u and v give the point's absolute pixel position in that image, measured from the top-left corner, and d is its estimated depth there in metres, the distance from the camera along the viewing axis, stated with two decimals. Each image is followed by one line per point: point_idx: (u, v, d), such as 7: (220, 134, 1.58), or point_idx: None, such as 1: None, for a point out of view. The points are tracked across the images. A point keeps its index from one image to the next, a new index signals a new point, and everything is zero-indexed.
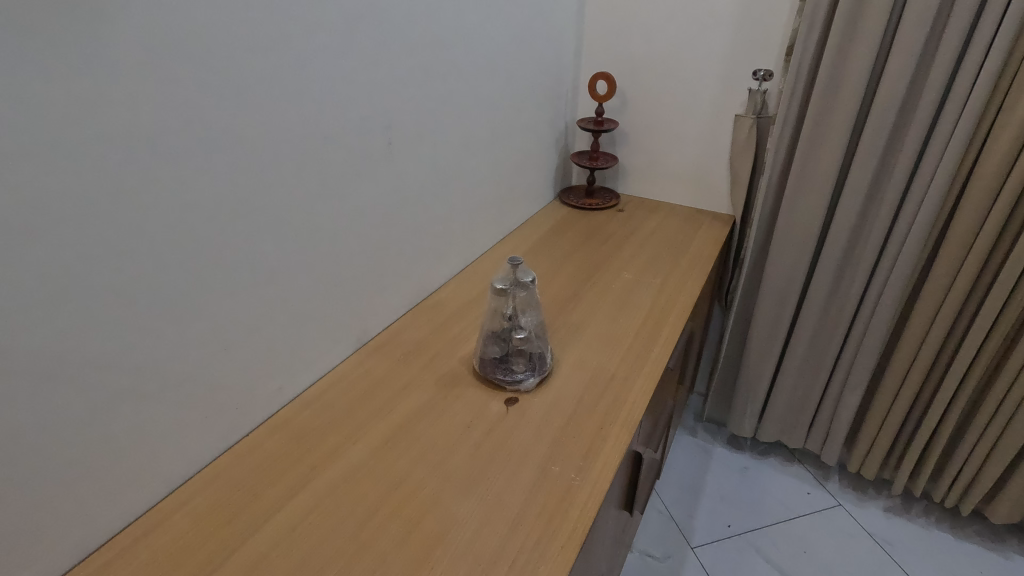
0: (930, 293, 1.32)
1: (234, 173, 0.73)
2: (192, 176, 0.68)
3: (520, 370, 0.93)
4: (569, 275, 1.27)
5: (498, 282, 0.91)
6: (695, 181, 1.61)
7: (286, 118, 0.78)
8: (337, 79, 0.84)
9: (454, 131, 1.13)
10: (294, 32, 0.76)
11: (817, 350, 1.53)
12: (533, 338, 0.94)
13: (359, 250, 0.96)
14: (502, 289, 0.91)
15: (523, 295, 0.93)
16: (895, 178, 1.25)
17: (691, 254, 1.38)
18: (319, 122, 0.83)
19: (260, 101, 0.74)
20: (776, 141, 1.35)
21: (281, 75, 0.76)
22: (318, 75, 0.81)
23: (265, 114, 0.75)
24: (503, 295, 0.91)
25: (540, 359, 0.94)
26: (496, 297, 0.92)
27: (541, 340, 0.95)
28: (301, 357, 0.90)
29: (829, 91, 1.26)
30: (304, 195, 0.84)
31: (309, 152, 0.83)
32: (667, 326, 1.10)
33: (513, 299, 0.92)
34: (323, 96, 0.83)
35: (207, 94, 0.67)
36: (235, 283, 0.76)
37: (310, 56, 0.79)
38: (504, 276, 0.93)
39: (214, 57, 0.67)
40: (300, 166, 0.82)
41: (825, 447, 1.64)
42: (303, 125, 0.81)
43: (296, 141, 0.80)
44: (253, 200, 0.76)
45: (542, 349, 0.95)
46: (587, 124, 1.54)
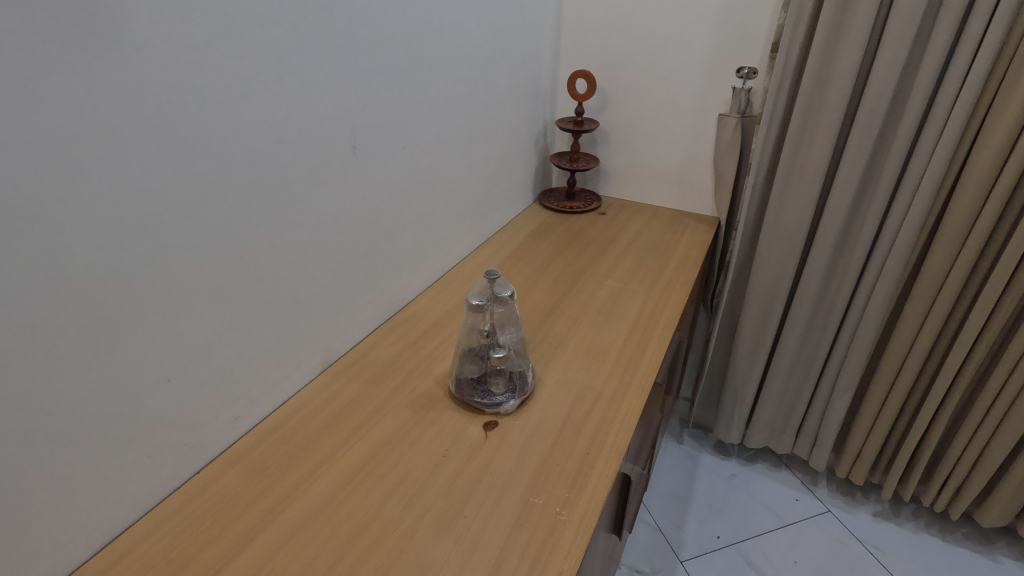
0: (920, 295, 1.29)
1: (176, 183, 0.65)
2: (124, 187, 0.60)
3: (499, 392, 0.86)
4: (550, 283, 1.21)
5: (474, 297, 0.84)
6: (678, 182, 1.56)
7: (237, 123, 0.70)
8: (292, 76, 0.76)
9: (425, 132, 1.06)
10: (243, 27, 0.68)
11: (805, 356, 1.49)
12: (512, 356, 0.87)
13: (322, 264, 0.89)
14: (479, 305, 0.83)
15: (501, 311, 0.85)
16: (884, 178, 1.22)
17: (677, 259, 1.33)
18: (275, 124, 0.76)
19: (208, 105, 0.66)
20: (762, 140, 1.31)
21: (231, 72, 0.68)
22: (273, 76, 0.74)
23: (213, 119, 0.67)
24: (479, 311, 0.84)
25: (521, 379, 0.88)
26: (472, 314, 0.85)
27: (521, 357, 0.88)
28: (259, 381, 0.83)
29: (816, 88, 1.21)
30: (260, 207, 0.76)
31: (263, 157, 0.75)
32: (654, 337, 1.05)
33: (490, 316, 0.85)
34: (279, 95, 0.75)
35: (145, 100, 0.60)
36: (182, 305, 0.69)
37: (261, 53, 0.71)
38: (480, 290, 0.85)
39: (152, 59, 0.59)
40: (252, 173, 0.74)
41: (813, 452, 1.61)
42: (257, 129, 0.73)
43: (247, 144, 0.72)
44: (198, 214, 0.68)
45: (524, 368, 0.88)
46: (567, 125, 1.49)
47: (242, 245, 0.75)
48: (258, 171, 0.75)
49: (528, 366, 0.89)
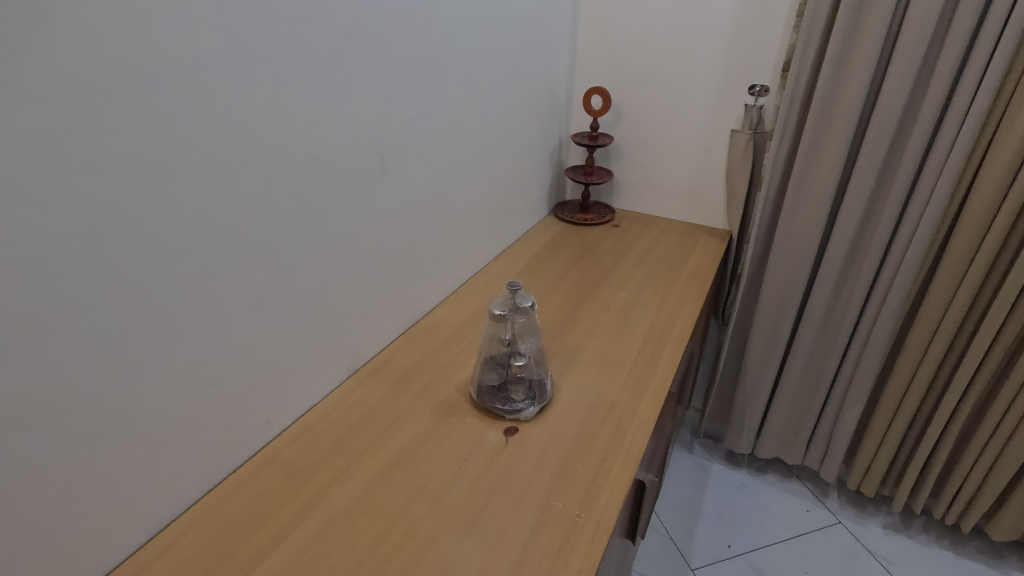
0: (930, 307, 1.31)
1: (219, 199, 0.69)
2: (175, 204, 0.64)
3: (519, 399, 0.89)
4: (565, 294, 1.25)
5: (496, 307, 0.88)
6: (691, 196, 1.59)
7: (275, 141, 0.75)
8: (326, 98, 0.81)
9: (447, 147, 1.10)
10: (283, 52, 0.73)
11: (815, 368, 1.51)
12: (532, 365, 0.90)
13: (350, 274, 0.93)
14: (501, 315, 0.87)
15: (522, 321, 0.89)
16: (893, 195, 1.24)
17: (688, 271, 1.36)
18: (310, 142, 0.80)
19: (249, 125, 0.71)
20: (773, 155, 1.34)
21: (269, 94, 0.73)
22: (308, 97, 0.78)
23: (255, 139, 0.72)
24: (501, 321, 0.87)
25: (540, 387, 0.91)
26: (494, 323, 0.88)
27: (540, 366, 0.91)
28: (289, 385, 0.87)
29: (826, 105, 1.25)
30: (294, 220, 0.80)
31: (298, 172, 0.79)
32: (667, 348, 1.08)
33: (512, 325, 0.89)
34: (313, 114, 0.79)
35: (197, 121, 0.65)
36: (223, 312, 0.73)
37: (298, 77, 0.76)
38: (501, 301, 0.89)
39: (206, 83, 0.64)
40: (286, 187, 0.78)
41: (823, 463, 1.62)
42: (292, 146, 0.78)
43: (283, 160, 0.77)
44: (240, 228, 0.73)
45: (542, 376, 0.91)
46: (582, 139, 1.53)
47: (276, 255, 0.79)
48: (292, 185, 0.79)
49: (546, 374, 0.92)
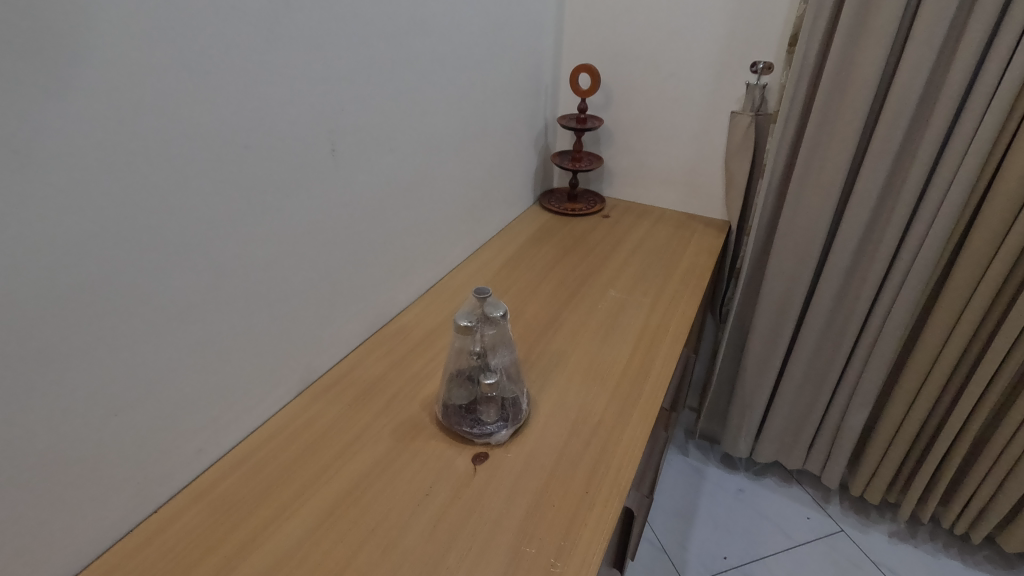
0: (946, 306, 1.20)
1: (122, 197, 0.57)
2: (61, 203, 0.52)
3: (489, 420, 0.78)
4: (548, 293, 1.13)
5: (462, 318, 0.75)
6: (687, 184, 1.47)
7: (197, 126, 0.62)
8: (259, 73, 0.68)
9: (414, 130, 0.98)
10: (202, 16, 0.60)
11: (818, 369, 1.41)
12: (504, 382, 0.79)
13: (299, 278, 0.81)
14: (468, 327, 0.75)
15: (492, 333, 0.76)
16: (910, 184, 1.13)
17: (685, 267, 1.25)
18: (241, 126, 0.68)
19: (160, 106, 0.58)
20: (777, 140, 1.22)
21: (185, 68, 0.60)
22: (238, 72, 0.65)
23: (169, 123, 0.59)
24: (467, 333, 0.75)
25: (514, 406, 0.80)
26: (460, 336, 0.75)
27: (514, 383, 0.80)
28: (225, 407, 0.75)
29: (837, 84, 1.13)
30: (224, 218, 0.68)
31: (229, 163, 0.67)
32: (660, 355, 0.97)
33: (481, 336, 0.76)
34: (241, 93, 0.67)
35: (84, 101, 0.52)
36: (136, 330, 0.62)
37: (223, 47, 0.63)
38: (468, 310, 0.76)
39: (92, 52, 0.52)
40: (211, 179, 0.66)
41: (825, 468, 1.53)
42: (219, 133, 0.65)
43: (208, 148, 0.64)
44: (153, 230, 0.61)
45: (517, 394, 0.80)
46: (569, 122, 1.40)
47: (203, 260, 0.67)
48: (221, 178, 0.67)
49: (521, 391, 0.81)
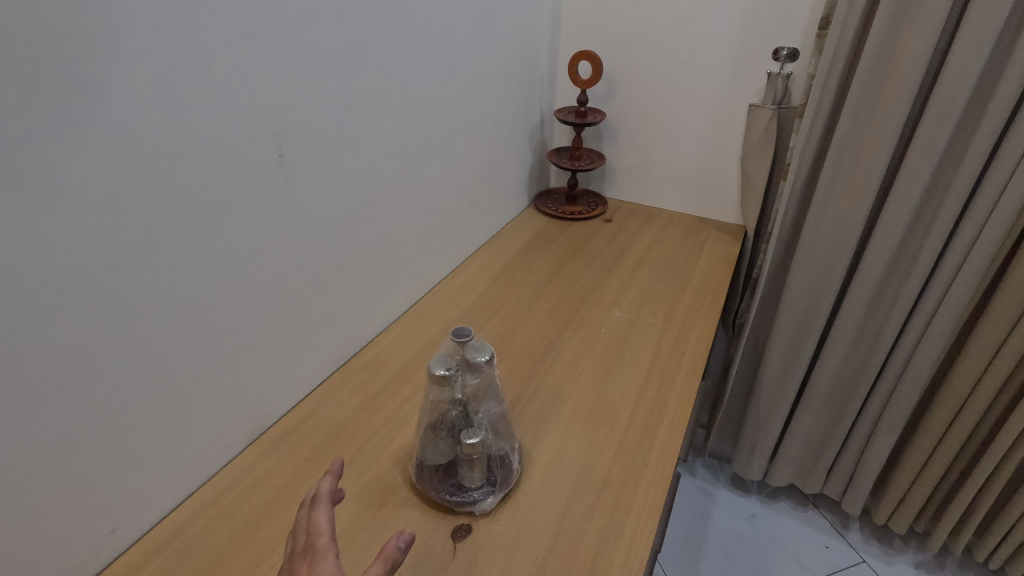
0: (992, 324, 1.07)
1: None
2: None
3: (472, 485, 0.65)
4: (545, 313, 1.00)
5: (438, 365, 0.63)
6: (698, 185, 1.33)
7: (87, 130, 0.48)
8: (182, 64, 0.54)
9: (387, 129, 0.83)
10: None
11: (842, 390, 1.28)
12: (491, 439, 0.66)
13: (245, 312, 0.67)
14: (445, 376, 0.62)
15: (476, 381, 0.64)
16: (957, 187, 0.99)
17: (697, 281, 1.11)
18: (158, 134, 0.53)
19: (29, 106, 0.44)
20: (804, 136, 1.08)
21: (65, 56, 0.45)
22: (147, 59, 0.51)
23: (43, 128, 0.45)
24: (444, 384, 0.62)
25: (502, 466, 0.67)
26: (437, 388, 0.63)
27: (502, 439, 0.67)
28: (149, 474, 0.62)
29: (876, 73, 0.98)
30: (136, 248, 0.54)
31: (143, 177, 0.53)
32: (675, 392, 0.83)
33: (463, 386, 0.64)
34: (156, 89, 0.52)
35: None
36: (13, 398, 0.48)
37: (123, 28, 0.48)
38: (446, 356, 0.64)
39: None
40: (117, 203, 0.51)
41: (847, 493, 1.41)
42: (126, 143, 0.51)
43: (108, 161, 0.50)
44: (30, 268, 0.47)
45: (506, 451, 0.68)
46: (568, 116, 1.25)
47: (108, 302, 0.53)
48: (134, 200, 0.53)
49: (512, 446, 0.69)
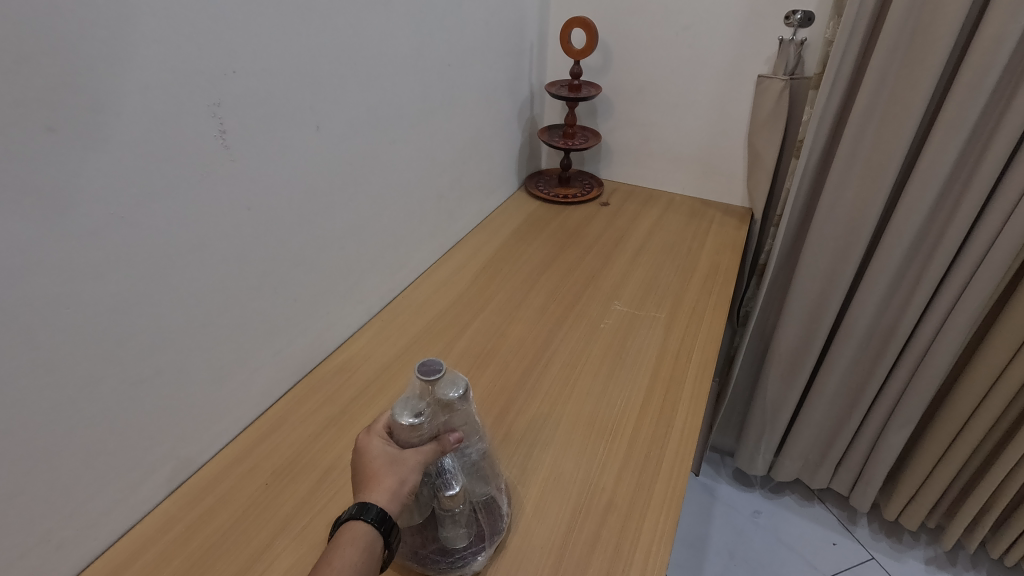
0: (1019, 314, 0.99)
1: None
2: None
3: (458, 548, 0.54)
4: (539, 308, 0.91)
5: (405, 413, 0.50)
6: (701, 165, 1.23)
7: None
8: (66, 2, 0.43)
9: (354, 100, 0.73)
10: None
11: (854, 383, 1.21)
12: (472, 483, 0.54)
13: (185, 317, 0.58)
14: (416, 427, 0.50)
15: (448, 420, 0.53)
16: (988, 162, 0.90)
17: (703, 269, 1.02)
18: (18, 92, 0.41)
19: None
20: (820, 111, 0.98)
21: None
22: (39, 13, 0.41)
23: None
24: (414, 434, 0.51)
25: (489, 514, 0.56)
26: (405, 439, 0.51)
27: (488, 480, 0.56)
28: (71, 511, 0.53)
29: (902, 38, 0.89)
30: (34, 244, 0.44)
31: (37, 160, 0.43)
32: (685, 396, 0.74)
33: (433, 430, 0.52)
34: (48, 48, 0.42)
35: None
36: None
37: None
38: (411, 397, 0.52)
39: None
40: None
41: (856, 488, 1.34)
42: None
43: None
44: None
45: (493, 494, 0.57)
46: (559, 90, 1.15)
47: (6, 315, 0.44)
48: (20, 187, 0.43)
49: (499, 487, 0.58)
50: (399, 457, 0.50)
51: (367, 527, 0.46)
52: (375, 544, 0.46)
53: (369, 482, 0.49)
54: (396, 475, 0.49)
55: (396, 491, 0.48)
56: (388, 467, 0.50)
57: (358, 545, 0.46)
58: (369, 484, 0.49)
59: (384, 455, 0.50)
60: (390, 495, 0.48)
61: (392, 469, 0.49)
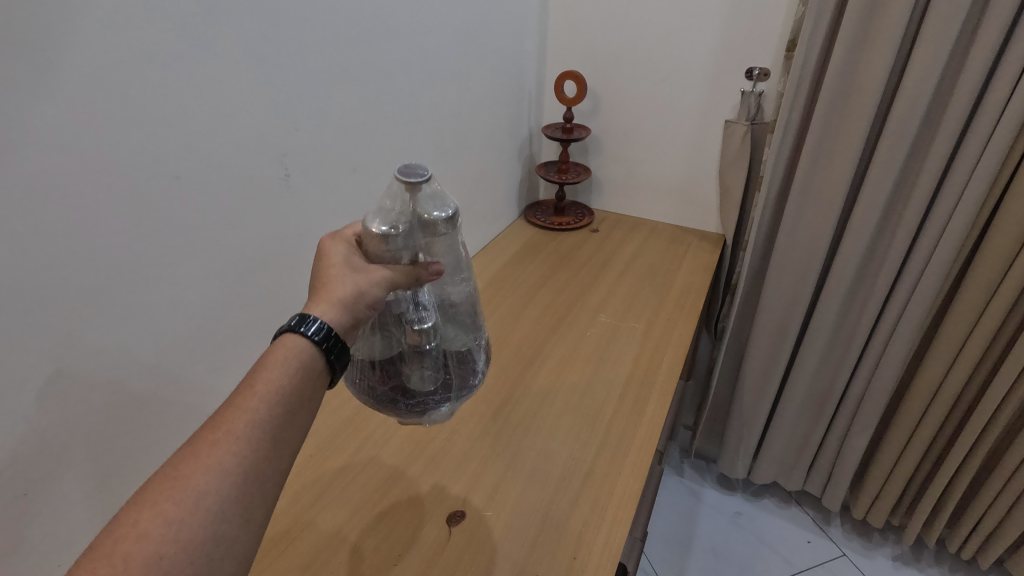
0: (953, 328, 1.13)
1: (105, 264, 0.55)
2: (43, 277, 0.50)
3: (421, 390, 0.60)
4: (534, 318, 1.06)
5: (380, 223, 0.53)
6: (680, 196, 1.40)
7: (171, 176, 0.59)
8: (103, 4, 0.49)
9: (383, 148, 0.90)
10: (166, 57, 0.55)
11: (819, 390, 1.34)
12: (445, 329, 0.60)
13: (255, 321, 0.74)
14: (387, 236, 0.53)
15: (425, 245, 0.55)
16: (916, 197, 1.04)
17: (678, 287, 1.17)
18: (184, 158, 0.59)
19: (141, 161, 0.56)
20: (776, 151, 1.14)
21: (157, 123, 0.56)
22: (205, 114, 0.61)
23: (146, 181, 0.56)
24: (386, 245, 0.53)
25: (460, 366, 0.62)
26: (376, 248, 0.53)
27: (461, 332, 0.61)
28: None
29: (839, 94, 1.05)
30: (182, 269, 0.63)
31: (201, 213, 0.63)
32: (654, 392, 0.88)
33: (412, 250, 0.55)
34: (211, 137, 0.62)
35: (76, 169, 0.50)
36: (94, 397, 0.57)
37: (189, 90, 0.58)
38: (387, 212, 0.54)
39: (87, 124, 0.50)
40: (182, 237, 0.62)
41: (826, 489, 1.47)
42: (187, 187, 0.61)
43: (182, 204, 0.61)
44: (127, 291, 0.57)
45: (467, 350, 0.62)
46: (554, 133, 1.32)
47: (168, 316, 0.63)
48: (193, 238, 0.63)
49: (477, 343, 0.63)
50: (363, 268, 0.53)
51: (306, 342, 0.48)
52: (309, 363, 0.48)
53: (325, 286, 0.51)
54: (353, 284, 0.52)
55: (353, 296, 0.51)
56: (349, 275, 0.52)
57: (288, 366, 0.46)
58: (326, 287, 0.51)
59: (347, 265, 0.53)
60: (346, 299, 0.51)
61: (354, 278, 0.52)
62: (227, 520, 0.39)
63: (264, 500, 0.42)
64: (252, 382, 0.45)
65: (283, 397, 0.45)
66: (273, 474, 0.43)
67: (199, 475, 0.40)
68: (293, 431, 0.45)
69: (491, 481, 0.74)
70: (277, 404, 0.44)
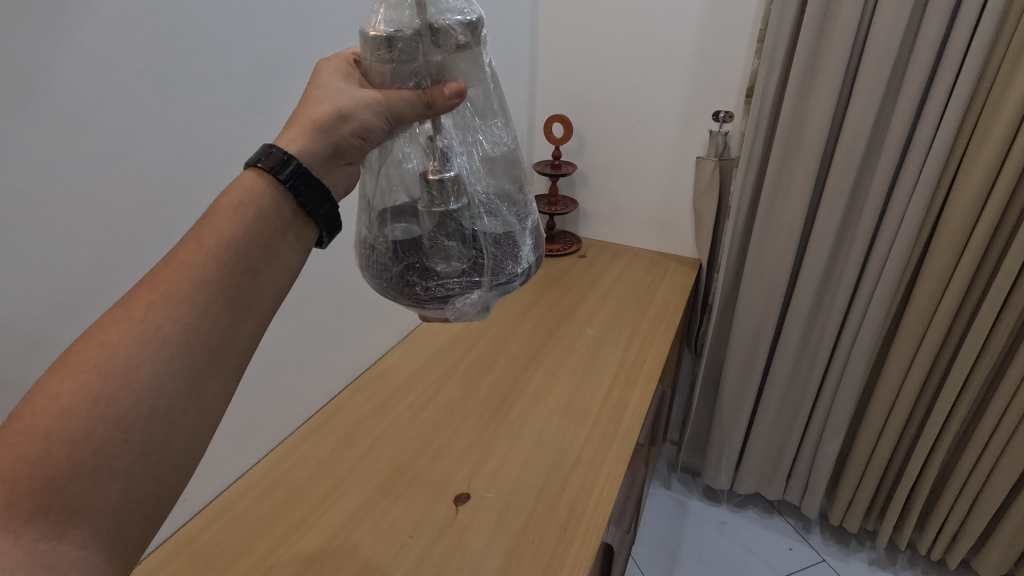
0: (905, 339, 1.25)
1: None
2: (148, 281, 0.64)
3: (447, 271, 0.55)
4: (527, 333, 1.17)
5: (384, 22, 0.47)
6: (659, 223, 1.54)
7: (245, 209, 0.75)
8: (146, 46, 0.58)
9: None
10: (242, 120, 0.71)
11: (792, 401, 1.45)
12: (477, 202, 0.57)
13: (285, 330, 0.85)
14: (387, 37, 0.47)
15: (435, 62, 0.48)
16: (863, 223, 1.18)
17: (657, 304, 1.30)
18: None
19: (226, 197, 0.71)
20: (740, 183, 1.28)
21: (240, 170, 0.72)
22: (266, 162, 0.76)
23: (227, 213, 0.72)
24: (382, 55, 0.48)
25: (496, 251, 0.58)
26: (374, 53, 0.48)
27: (494, 210, 0.59)
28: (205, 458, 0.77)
29: (792, 133, 1.19)
30: None
31: None
32: (635, 394, 1.00)
33: (416, 64, 0.48)
34: None
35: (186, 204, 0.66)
36: None
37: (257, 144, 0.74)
38: (393, 10, 0.48)
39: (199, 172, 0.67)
40: None
41: (805, 497, 1.56)
42: None
43: None
44: None
45: (507, 234, 0.59)
46: (544, 168, 1.47)
47: None
48: None
49: (519, 227, 0.60)
50: (351, 89, 0.50)
51: (269, 180, 0.46)
52: (261, 208, 0.46)
53: (309, 104, 0.50)
54: (334, 104, 0.49)
55: (332, 116, 0.49)
56: (333, 95, 0.50)
57: (244, 209, 0.45)
58: (310, 104, 0.50)
59: (337, 85, 0.50)
60: (323, 118, 0.49)
61: (338, 97, 0.49)
62: (167, 390, 0.40)
63: (210, 371, 0.42)
64: (198, 235, 0.44)
65: (239, 237, 0.44)
66: (226, 336, 0.43)
67: (131, 346, 0.39)
68: (251, 285, 0.44)
69: (491, 469, 0.84)
70: (222, 259, 0.43)
